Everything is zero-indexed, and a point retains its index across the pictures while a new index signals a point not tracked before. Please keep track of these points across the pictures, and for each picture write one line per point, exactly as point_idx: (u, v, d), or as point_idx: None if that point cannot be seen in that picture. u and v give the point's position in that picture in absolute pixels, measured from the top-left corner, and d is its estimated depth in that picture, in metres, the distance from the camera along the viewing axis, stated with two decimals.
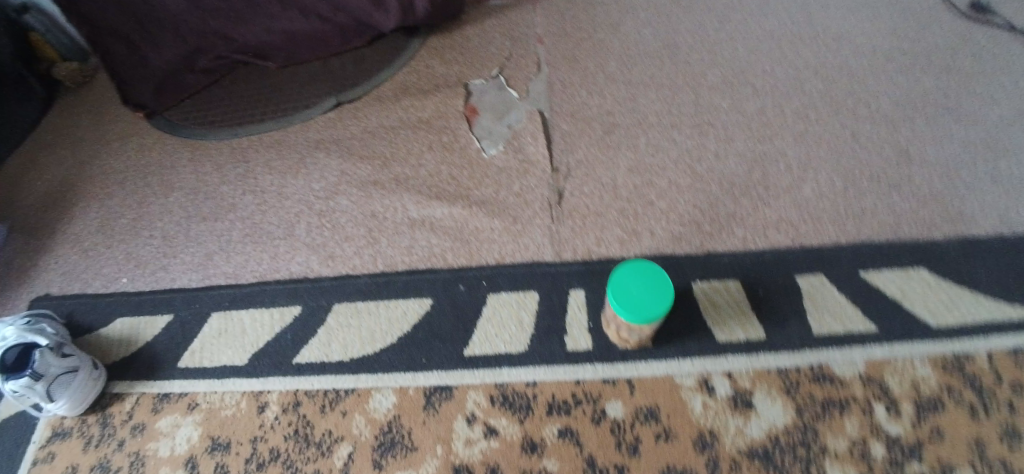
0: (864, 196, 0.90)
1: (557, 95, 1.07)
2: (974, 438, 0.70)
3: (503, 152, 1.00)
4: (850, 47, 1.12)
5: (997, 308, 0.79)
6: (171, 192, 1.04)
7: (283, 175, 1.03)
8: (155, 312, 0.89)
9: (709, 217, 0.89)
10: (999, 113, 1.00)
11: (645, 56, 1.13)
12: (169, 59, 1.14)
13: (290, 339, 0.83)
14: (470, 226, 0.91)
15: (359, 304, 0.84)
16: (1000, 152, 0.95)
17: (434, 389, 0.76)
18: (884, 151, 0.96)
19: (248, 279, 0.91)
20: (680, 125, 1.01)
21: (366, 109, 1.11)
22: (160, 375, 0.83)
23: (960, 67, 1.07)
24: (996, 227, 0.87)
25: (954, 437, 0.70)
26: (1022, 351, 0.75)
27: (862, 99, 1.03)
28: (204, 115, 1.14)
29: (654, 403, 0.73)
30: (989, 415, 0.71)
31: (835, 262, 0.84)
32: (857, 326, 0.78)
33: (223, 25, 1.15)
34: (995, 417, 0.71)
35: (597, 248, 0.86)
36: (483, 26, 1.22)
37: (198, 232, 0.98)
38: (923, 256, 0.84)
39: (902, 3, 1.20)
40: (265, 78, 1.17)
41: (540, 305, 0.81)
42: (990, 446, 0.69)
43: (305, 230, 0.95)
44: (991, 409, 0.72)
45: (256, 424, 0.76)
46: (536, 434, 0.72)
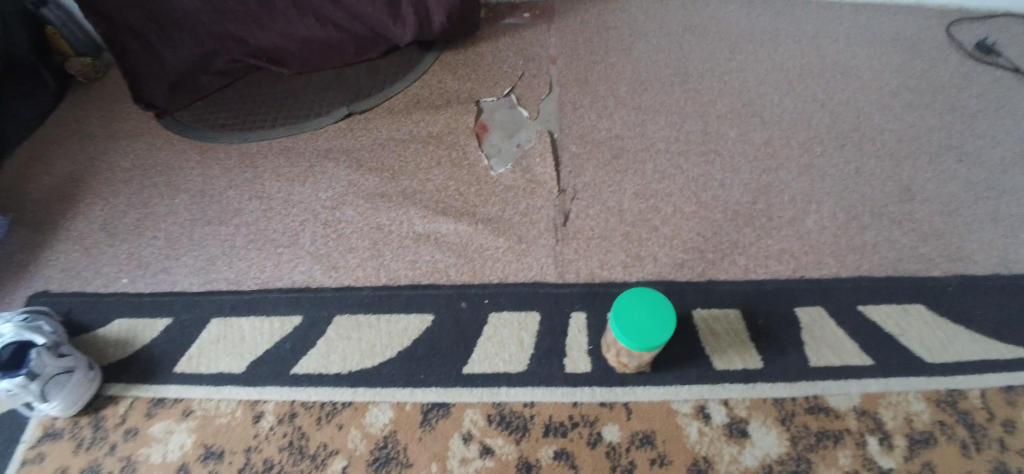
0: (866, 231, 0.91)
1: (566, 116, 1.09)
2: None
3: (510, 171, 1.01)
4: (856, 83, 1.14)
5: (989, 347, 0.80)
6: (177, 194, 1.05)
7: (291, 182, 1.04)
8: (155, 314, 0.89)
9: (712, 245, 0.90)
10: (999, 156, 1.02)
11: (655, 82, 1.15)
12: (184, 59, 1.14)
13: (289, 348, 0.83)
14: (475, 243, 0.91)
15: (360, 317, 0.85)
16: (999, 194, 0.97)
17: (431, 405, 0.76)
18: (887, 187, 0.97)
19: (250, 285, 0.91)
20: (687, 152, 1.02)
21: (377, 121, 1.12)
22: (156, 379, 0.82)
23: (963, 108, 1.10)
24: (993, 268, 0.88)
25: (946, 472, 0.70)
26: (1013, 391, 0.77)
27: (867, 134, 1.05)
28: (216, 118, 1.15)
29: (650, 428, 0.73)
30: (980, 452, 0.72)
31: (834, 295, 0.85)
32: (853, 359, 0.79)
33: (239, 28, 1.13)
34: (986, 453, 0.72)
35: (600, 270, 0.87)
36: (496, 45, 1.24)
37: (202, 236, 0.98)
38: (922, 293, 0.85)
39: (908, 43, 1.23)
40: (279, 84, 1.19)
41: (541, 326, 0.82)
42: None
43: (310, 238, 0.95)
44: (982, 445, 0.72)
45: (250, 434, 0.76)
46: (531, 455, 0.71)
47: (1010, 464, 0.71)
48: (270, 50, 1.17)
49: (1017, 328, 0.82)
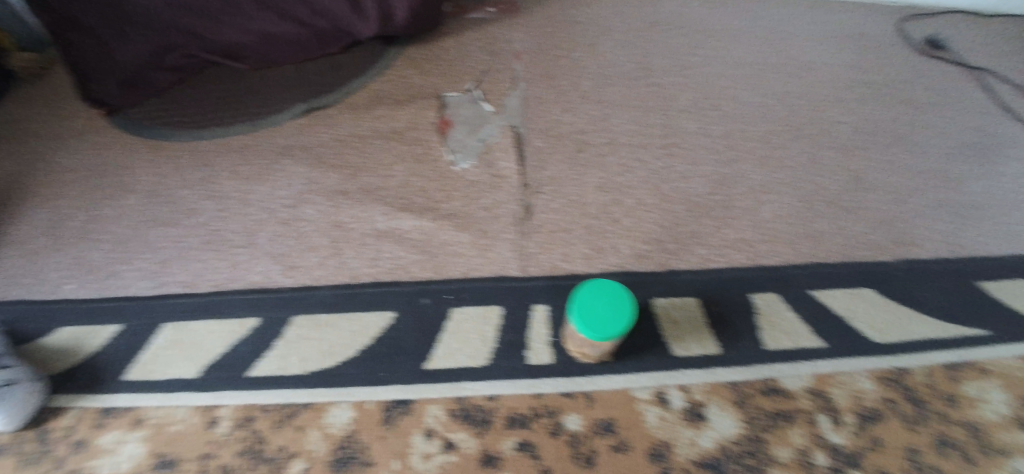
0: (821, 220, 0.94)
1: (530, 111, 1.09)
2: (909, 446, 0.73)
3: (474, 166, 1.00)
4: (813, 78, 1.17)
5: (937, 328, 0.84)
6: (128, 194, 1.01)
7: (248, 181, 1.01)
8: (105, 321, 0.86)
9: (672, 236, 0.91)
10: (948, 147, 1.06)
11: (618, 76, 1.16)
12: (137, 55, 1.09)
13: (246, 350, 0.81)
14: (438, 239, 0.91)
15: (319, 317, 0.83)
16: (948, 182, 1.01)
17: (392, 402, 0.75)
18: (843, 178, 1.00)
19: (206, 287, 0.88)
20: (649, 145, 1.03)
21: (337, 117, 1.10)
22: (106, 388, 0.79)
23: (913, 100, 1.14)
24: (941, 253, 0.92)
25: (891, 445, 0.73)
26: (952, 366, 0.80)
27: (823, 127, 1.08)
28: (170, 116, 1.11)
29: (611, 416, 0.74)
30: (924, 426, 0.75)
31: (791, 282, 0.87)
32: (806, 342, 0.81)
33: (195, 23, 1.09)
34: (930, 427, 0.75)
35: (563, 263, 0.87)
36: (459, 40, 1.23)
37: (155, 238, 0.95)
38: (875, 278, 0.88)
39: (863, 38, 1.27)
40: (236, 80, 1.16)
41: (504, 321, 0.81)
42: (923, 455, 0.72)
43: (268, 238, 0.93)
44: (926, 420, 0.76)
45: (206, 440, 0.74)
46: (493, 447, 0.71)
47: (949, 436, 0.74)
48: (226, 44, 1.13)
49: (964, 309, 0.86)
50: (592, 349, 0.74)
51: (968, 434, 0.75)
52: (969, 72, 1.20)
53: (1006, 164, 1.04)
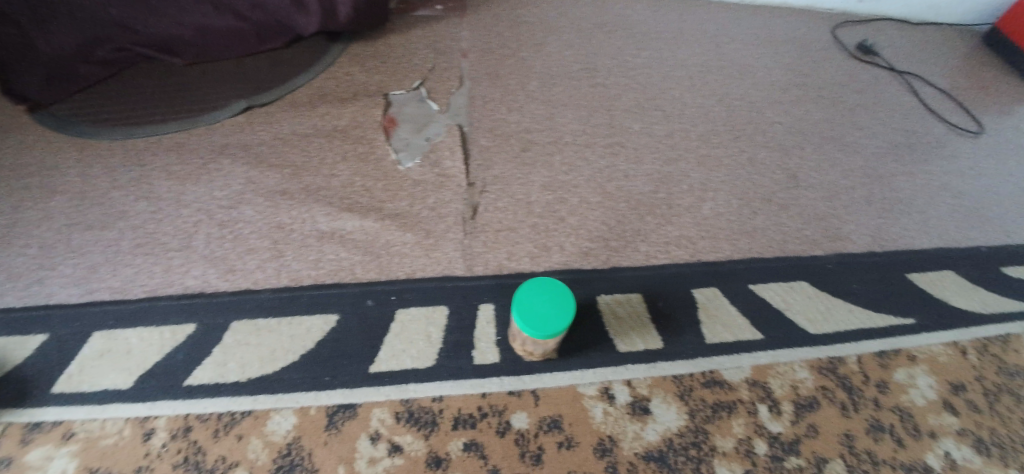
0: (756, 216, 0.98)
1: (477, 110, 1.09)
2: (844, 432, 0.78)
3: (419, 166, 1.00)
4: (751, 80, 1.22)
5: (865, 318, 0.89)
6: (53, 196, 0.95)
7: (184, 182, 0.97)
8: (28, 332, 0.81)
9: (615, 233, 0.93)
10: (874, 145, 1.12)
11: (565, 76, 1.17)
12: (62, 46, 1.03)
13: (182, 358, 0.78)
14: (382, 240, 0.90)
15: (260, 322, 0.81)
16: (873, 179, 1.07)
17: (337, 407, 0.74)
18: (777, 175, 1.05)
19: (138, 294, 0.85)
20: (594, 144, 1.05)
21: (279, 115, 1.07)
22: (30, 402, 0.75)
23: (844, 102, 1.20)
24: (866, 246, 0.97)
25: (827, 432, 0.77)
26: (883, 354, 0.86)
27: (759, 126, 1.13)
28: (99, 113, 1.05)
29: (557, 413, 0.75)
30: (856, 412, 0.80)
31: (729, 276, 0.90)
32: (745, 334, 0.85)
33: (125, 14, 1.05)
34: (862, 413, 0.80)
35: (508, 262, 0.88)
36: (406, 37, 1.23)
37: (82, 242, 0.90)
38: (806, 271, 0.93)
39: (797, 42, 1.33)
40: (171, 75, 1.11)
41: (449, 321, 0.82)
42: (856, 439, 0.77)
43: (205, 241, 0.90)
44: (859, 406, 0.80)
45: (140, 453, 0.71)
46: (441, 449, 0.72)
47: (882, 421, 0.79)
48: (162, 37, 1.09)
49: (887, 299, 0.91)
50: (534, 349, 0.76)
51: (898, 418, 0.79)
52: (896, 76, 1.28)
53: (927, 163, 1.11)
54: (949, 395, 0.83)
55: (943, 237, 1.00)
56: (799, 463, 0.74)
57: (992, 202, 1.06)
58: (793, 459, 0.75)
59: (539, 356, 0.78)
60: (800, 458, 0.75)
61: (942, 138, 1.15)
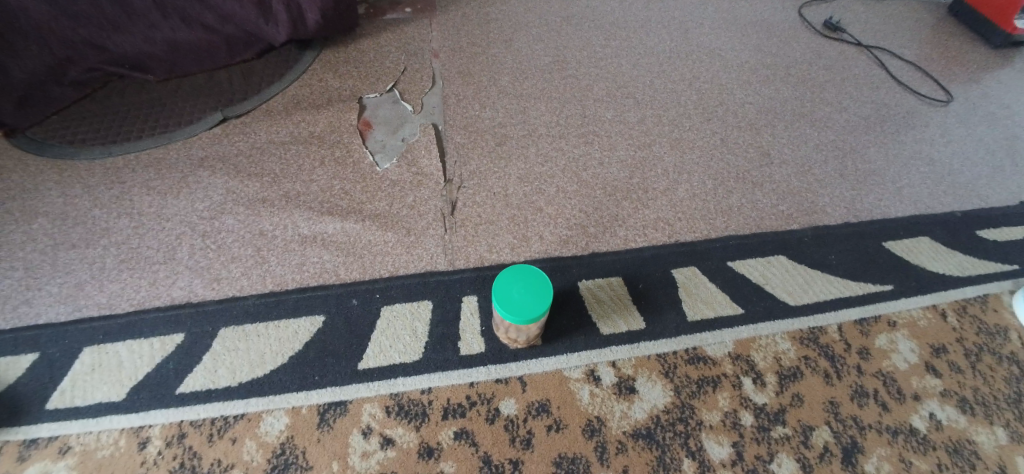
0: (730, 194, 1.00)
1: (451, 108, 1.11)
2: (829, 399, 0.79)
3: (396, 166, 1.01)
4: (720, 62, 1.24)
5: (844, 286, 0.90)
6: (35, 218, 0.96)
7: (165, 196, 0.98)
8: (18, 352, 0.82)
9: (593, 220, 0.95)
10: (845, 119, 1.14)
11: (537, 70, 1.19)
12: (34, 70, 1.01)
13: (173, 368, 0.79)
14: (364, 240, 0.92)
15: (247, 327, 0.82)
16: (845, 152, 1.09)
17: (328, 406, 0.76)
18: (749, 154, 1.07)
19: (125, 308, 0.86)
20: (567, 135, 1.07)
21: (255, 124, 1.09)
22: (25, 420, 0.76)
23: (813, 79, 1.22)
24: (842, 217, 0.99)
25: (812, 401, 0.79)
26: (865, 321, 0.87)
27: (730, 108, 1.14)
28: (74, 134, 1.06)
29: (544, 397, 0.77)
30: (840, 379, 0.81)
31: (706, 255, 0.92)
32: (726, 310, 0.86)
33: (95, 34, 1.02)
34: (846, 379, 0.81)
35: (489, 254, 0.90)
36: (378, 41, 1.24)
37: (68, 260, 0.91)
38: (784, 244, 0.94)
39: (764, 23, 1.35)
40: (144, 92, 1.13)
41: (434, 314, 0.83)
42: (840, 405, 0.79)
43: (188, 252, 0.91)
44: (842, 373, 0.82)
45: (136, 462, 0.72)
46: (432, 439, 0.73)
47: (865, 386, 0.80)
48: (135, 56, 1.09)
49: (866, 266, 0.93)
50: (518, 335, 0.78)
51: (881, 383, 0.81)
52: (864, 51, 1.30)
53: (898, 133, 1.13)
54: (931, 358, 0.84)
55: (917, 203, 1.01)
56: (785, 432, 0.76)
57: (963, 167, 1.08)
58: (780, 428, 0.76)
59: (524, 342, 0.80)
60: (786, 427, 0.76)
61: (911, 108, 1.17)
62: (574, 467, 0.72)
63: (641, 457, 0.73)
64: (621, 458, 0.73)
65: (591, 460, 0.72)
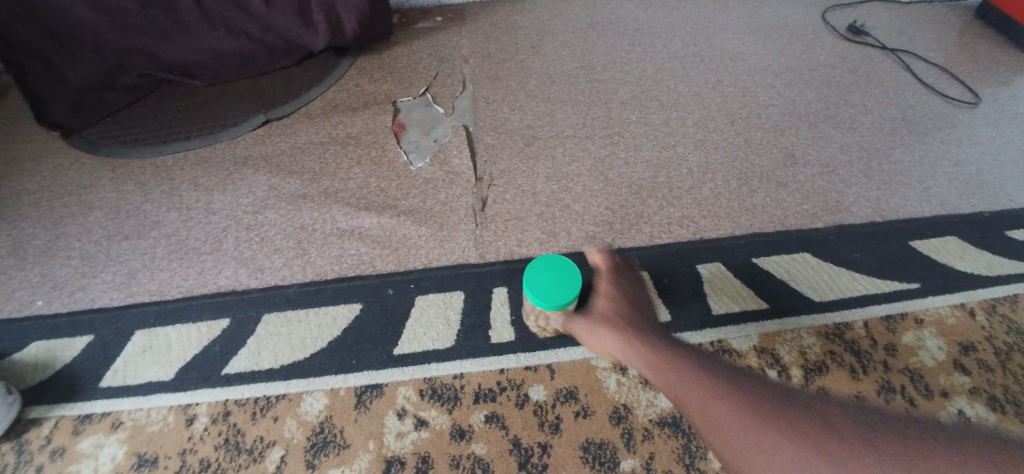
0: (755, 193, 1.02)
1: (481, 111, 1.15)
2: (856, 393, 0.79)
3: (429, 165, 1.06)
4: (743, 67, 1.27)
5: (871, 284, 0.90)
6: (90, 211, 1.02)
7: (212, 191, 1.04)
8: (75, 334, 0.87)
9: (619, 217, 0.97)
10: (870, 121, 1.16)
11: (563, 75, 1.23)
12: (88, 76, 1.10)
13: (219, 350, 0.84)
14: (398, 234, 0.96)
15: (289, 313, 0.87)
16: (870, 153, 1.09)
17: (364, 388, 0.79)
18: (773, 154, 1.08)
19: (174, 295, 0.91)
20: (594, 136, 1.11)
21: (296, 126, 1.14)
22: (81, 396, 0.81)
23: (836, 83, 1.24)
24: (869, 216, 0.99)
25: (838, 394, 0.79)
26: (891, 317, 0.87)
27: (753, 110, 1.17)
28: (125, 134, 1.13)
29: (573, 385, 0.79)
30: (867, 374, 0.81)
31: (732, 251, 0.93)
32: (751, 305, 0.87)
33: (147, 42, 1.11)
34: (872, 375, 0.81)
35: (518, 248, 0.93)
36: (410, 48, 1.30)
37: (120, 251, 0.97)
38: (810, 243, 0.95)
39: (787, 28, 1.37)
40: (190, 96, 1.19)
41: (466, 304, 0.87)
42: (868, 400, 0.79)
43: (233, 244, 0.96)
44: (869, 368, 0.82)
45: (184, 437, 0.76)
46: (464, 422, 0.76)
47: (892, 382, 0.81)
48: (182, 64, 1.16)
49: (893, 264, 0.93)
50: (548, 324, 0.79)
51: (908, 380, 0.81)
52: (887, 55, 1.31)
53: (923, 135, 1.13)
54: (959, 356, 0.84)
55: (944, 204, 1.02)
56: None
57: (991, 168, 1.07)
58: None
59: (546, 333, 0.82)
60: None
61: (937, 110, 1.18)
62: (601, 452, 0.73)
63: (668, 445, 0.74)
64: (647, 445, 0.74)
65: (618, 446, 0.74)
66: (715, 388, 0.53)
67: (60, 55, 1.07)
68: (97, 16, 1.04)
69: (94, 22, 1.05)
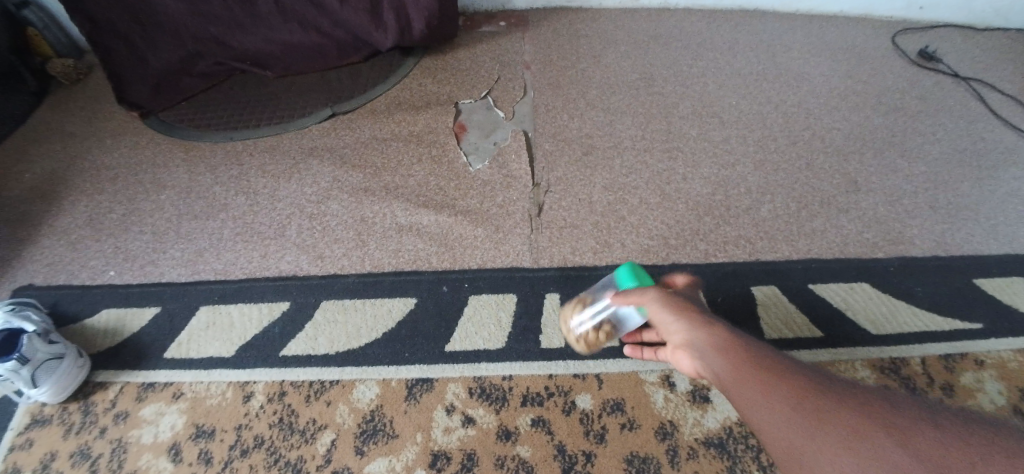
0: (815, 218, 1.00)
1: (541, 117, 1.17)
2: None
3: (487, 167, 1.08)
4: (809, 87, 1.25)
5: (931, 320, 0.88)
6: (162, 190, 1.08)
7: (277, 179, 1.08)
8: (143, 304, 0.91)
9: (674, 232, 0.97)
10: (938, 151, 1.12)
11: (624, 86, 1.24)
12: (167, 62, 1.17)
13: (278, 332, 0.87)
14: (455, 233, 0.98)
15: (346, 302, 0.89)
16: (939, 184, 1.06)
17: (415, 381, 0.81)
18: (835, 179, 1.06)
19: (238, 275, 0.94)
20: (652, 149, 1.11)
21: (359, 121, 1.18)
22: (146, 365, 0.85)
23: (904, 109, 1.21)
24: (933, 249, 0.96)
25: None
26: (952, 357, 0.84)
27: (817, 133, 1.15)
28: (198, 120, 1.18)
29: (620, 396, 0.79)
30: None
31: (787, 275, 0.92)
32: (805, 332, 0.86)
33: (222, 32, 1.16)
34: None
35: (572, 256, 0.94)
36: (473, 51, 1.33)
37: (189, 229, 1.02)
38: (869, 273, 0.93)
39: (854, 51, 1.35)
40: (261, 87, 1.24)
41: (517, 307, 0.88)
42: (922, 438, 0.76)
43: (296, 231, 1.00)
44: None
45: (240, 413, 0.79)
46: (510, 423, 0.77)
47: None
48: (255, 53, 1.21)
49: (957, 302, 0.90)
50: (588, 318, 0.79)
51: None
52: (960, 83, 1.27)
53: (995, 169, 1.09)
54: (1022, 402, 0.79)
55: (1014, 242, 0.98)
56: None
57: None
58: None
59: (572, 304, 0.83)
60: None
61: (1011, 143, 1.14)
62: (645, 466, 0.73)
63: (713, 465, 0.73)
64: (691, 463, 0.73)
65: (662, 462, 0.73)
66: (737, 345, 0.54)
67: (143, 40, 1.13)
68: (184, 6, 1.10)
69: (176, 11, 1.10)
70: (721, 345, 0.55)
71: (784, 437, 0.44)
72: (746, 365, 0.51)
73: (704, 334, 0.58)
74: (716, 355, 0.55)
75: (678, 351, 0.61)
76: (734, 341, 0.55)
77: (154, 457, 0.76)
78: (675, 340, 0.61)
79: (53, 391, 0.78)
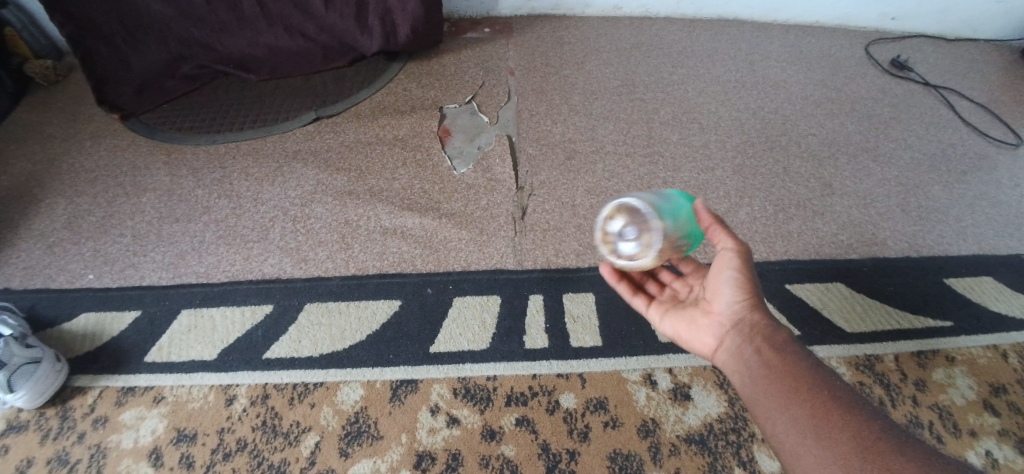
0: (791, 221, 1.03)
1: (525, 122, 1.18)
2: None
3: (472, 171, 1.09)
4: (785, 94, 1.28)
5: (902, 319, 0.90)
6: (144, 193, 1.07)
7: (261, 182, 1.08)
8: (123, 308, 0.90)
9: None
10: (908, 156, 1.16)
11: (606, 92, 1.26)
12: (150, 64, 1.16)
13: (261, 335, 0.86)
14: (439, 236, 0.98)
15: (330, 304, 0.89)
16: (909, 188, 1.10)
17: (400, 382, 0.81)
18: (810, 183, 1.10)
19: (220, 278, 0.94)
20: (634, 154, 1.13)
21: (344, 124, 1.18)
22: (126, 369, 0.84)
23: (877, 116, 1.25)
24: (904, 251, 1.00)
25: None
26: (923, 354, 0.86)
27: (793, 138, 1.18)
28: (182, 122, 1.18)
29: (603, 395, 0.80)
30: (895, 407, 0.80)
31: (764, 276, 0.94)
32: None
33: (207, 34, 1.16)
34: (900, 409, 0.80)
35: (555, 258, 0.95)
36: (458, 56, 1.34)
37: (171, 232, 1.01)
38: (843, 274, 0.96)
39: (829, 59, 1.39)
40: (246, 89, 1.24)
41: (501, 309, 0.89)
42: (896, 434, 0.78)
43: (279, 234, 1.00)
44: (897, 402, 0.81)
45: (223, 416, 0.79)
46: (494, 423, 0.77)
47: (921, 417, 0.80)
48: (239, 56, 1.21)
49: (927, 301, 0.93)
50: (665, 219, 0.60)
51: (936, 415, 0.80)
52: (930, 91, 1.32)
53: (963, 174, 1.13)
54: (989, 396, 0.82)
55: (981, 243, 1.01)
56: None
57: None
58: None
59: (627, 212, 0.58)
60: None
61: (978, 149, 1.18)
62: (627, 463, 0.74)
63: (693, 461, 0.75)
64: (673, 459, 0.75)
65: (644, 459, 0.75)
66: (783, 343, 0.57)
67: (126, 41, 1.13)
68: (168, 8, 1.10)
69: (162, 13, 1.11)
70: (769, 336, 0.57)
71: (788, 436, 0.51)
72: (779, 365, 0.55)
73: (755, 317, 0.59)
74: (756, 344, 0.57)
75: (715, 319, 0.62)
76: (783, 337, 0.57)
77: (134, 462, 0.75)
78: (718, 307, 0.62)
79: (29, 397, 0.77)
